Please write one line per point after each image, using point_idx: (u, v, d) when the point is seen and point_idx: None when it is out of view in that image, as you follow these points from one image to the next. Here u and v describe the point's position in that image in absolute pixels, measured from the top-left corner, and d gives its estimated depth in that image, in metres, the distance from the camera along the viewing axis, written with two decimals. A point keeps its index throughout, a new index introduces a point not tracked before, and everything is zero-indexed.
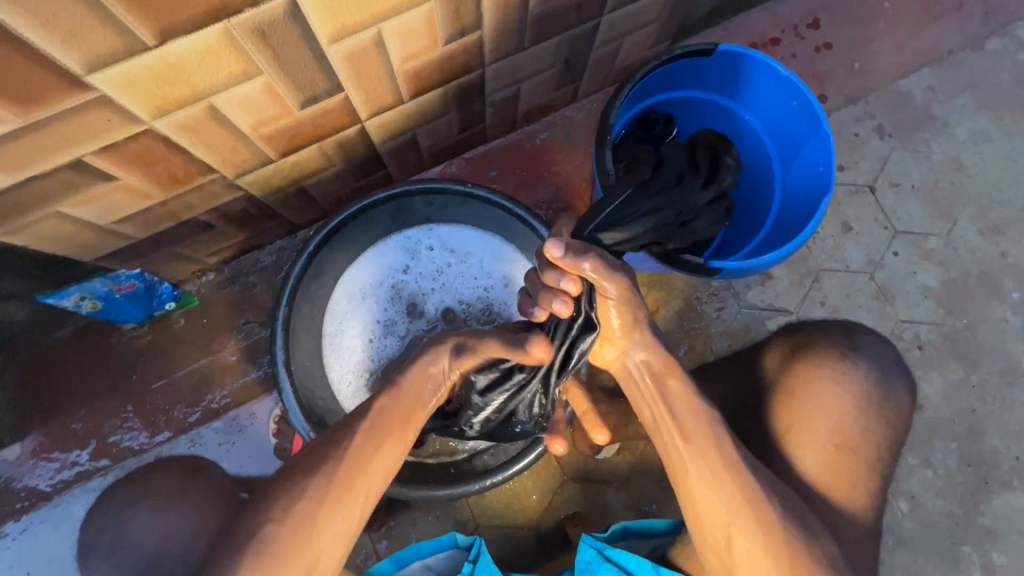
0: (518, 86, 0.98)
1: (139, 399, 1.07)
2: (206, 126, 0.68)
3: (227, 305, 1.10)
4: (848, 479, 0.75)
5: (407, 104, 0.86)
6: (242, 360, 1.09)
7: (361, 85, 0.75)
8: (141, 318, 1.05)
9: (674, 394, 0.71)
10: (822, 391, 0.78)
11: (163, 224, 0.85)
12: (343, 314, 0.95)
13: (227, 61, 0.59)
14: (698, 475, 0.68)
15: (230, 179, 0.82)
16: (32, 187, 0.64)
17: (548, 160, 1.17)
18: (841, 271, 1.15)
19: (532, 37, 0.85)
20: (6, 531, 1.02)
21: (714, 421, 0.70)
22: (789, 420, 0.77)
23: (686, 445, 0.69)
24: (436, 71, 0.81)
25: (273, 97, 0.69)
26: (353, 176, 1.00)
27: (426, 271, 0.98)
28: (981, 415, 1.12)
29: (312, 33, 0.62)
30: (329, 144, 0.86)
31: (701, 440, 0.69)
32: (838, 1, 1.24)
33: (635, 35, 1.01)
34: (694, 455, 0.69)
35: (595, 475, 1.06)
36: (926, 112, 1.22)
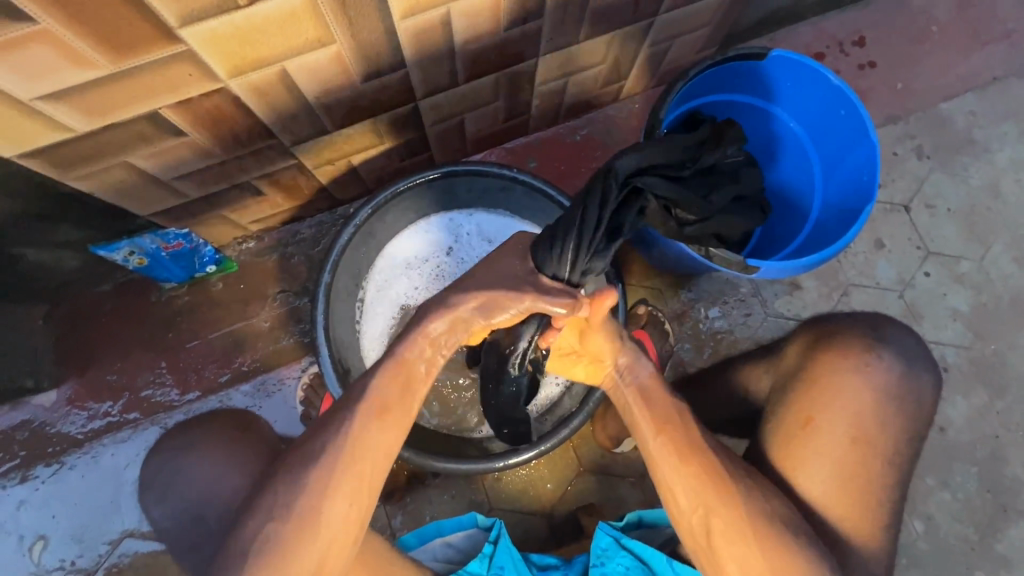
0: (567, 79, 1.01)
1: (173, 357, 1.10)
2: (275, 90, 0.70)
3: (264, 273, 1.13)
4: (864, 474, 0.75)
5: (461, 87, 0.89)
6: (274, 327, 1.12)
7: (422, 63, 0.77)
8: (182, 278, 1.08)
9: (647, 387, 0.74)
10: (849, 385, 0.78)
11: (217, 185, 0.88)
12: (383, 282, 1.00)
13: (305, 27, 0.62)
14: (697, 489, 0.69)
15: (287, 146, 0.84)
16: (108, 135, 0.67)
17: (586, 156, 1.19)
18: (871, 287, 1.16)
19: (587, 30, 0.87)
20: (36, 473, 1.05)
21: (680, 411, 0.72)
22: (806, 409, 0.78)
23: (657, 440, 0.71)
24: (494, 56, 0.83)
25: (341, 68, 0.71)
26: (399, 155, 1.02)
27: (468, 256, 1.01)
28: (1004, 442, 1.11)
29: (388, 7, 0.64)
30: (382, 121, 0.89)
31: (670, 433, 0.71)
32: (886, 21, 1.25)
33: (684, 38, 1.03)
34: (662, 450, 0.70)
35: (612, 469, 1.07)
36: (967, 136, 1.22)
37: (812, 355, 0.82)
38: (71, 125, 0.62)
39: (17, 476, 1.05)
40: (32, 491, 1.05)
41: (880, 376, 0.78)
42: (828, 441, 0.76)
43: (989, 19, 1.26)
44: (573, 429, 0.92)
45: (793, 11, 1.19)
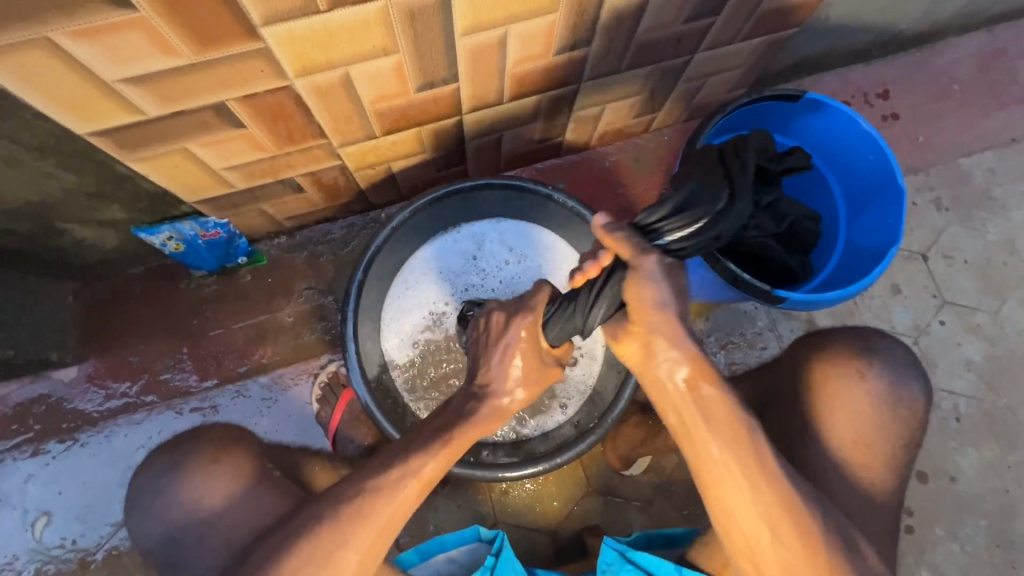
0: (604, 106, 1.05)
1: (196, 343, 1.11)
2: (335, 93, 0.74)
3: (292, 268, 1.15)
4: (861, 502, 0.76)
5: (505, 105, 0.92)
6: (297, 322, 1.14)
7: (473, 79, 0.81)
8: (213, 267, 1.10)
9: (708, 399, 0.65)
10: (837, 407, 0.78)
11: (263, 179, 0.91)
12: (415, 284, 1.01)
13: (374, 35, 0.66)
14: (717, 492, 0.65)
15: (335, 147, 0.88)
16: (175, 121, 0.70)
17: (615, 181, 1.22)
18: (887, 330, 1.17)
19: (630, 62, 0.91)
20: (48, 448, 1.06)
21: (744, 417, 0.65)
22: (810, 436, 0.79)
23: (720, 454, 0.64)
24: (540, 78, 0.87)
25: (399, 76, 0.75)
26: (435, 165, 1.06)
27: (492, 267, 1.03)
28: (1014, 496, 1.10)
29: (452, 23, 0.68)
30: (426, 131, 0.92)
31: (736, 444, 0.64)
32: (910, 76, 1.30)
33: (718, 76, 1.08)
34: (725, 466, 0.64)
35: (620, 491, 1.07)
36: (985, 192, 1.26)
37: (801, 368, 0.83)
38: (144, 108, 0.66)
39: (30, 449, 1.06)
40: (42, 466, 1.05)
41: (899, 416, 0.79)
42: (842, 475, 0.76)
43: (1010, 83, 1.30)
44: (590, 445, 0.93)
45: (823, 60, 1.24)
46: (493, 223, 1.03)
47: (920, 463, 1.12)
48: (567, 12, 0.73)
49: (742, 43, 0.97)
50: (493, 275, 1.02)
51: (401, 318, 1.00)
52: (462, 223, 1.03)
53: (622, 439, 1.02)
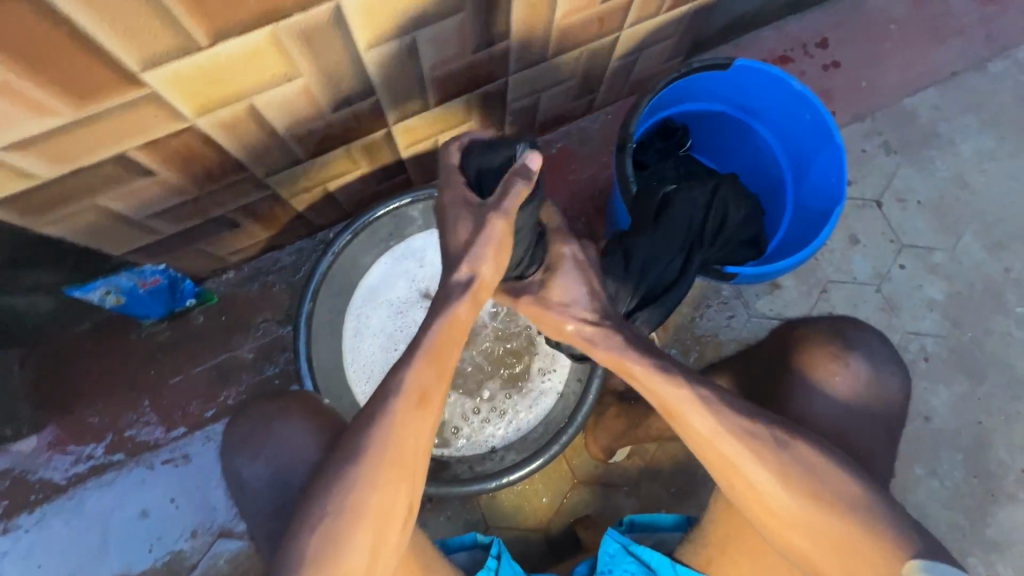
0: (538, 95, 1.02)
1: (157, 394, 1.08)
2: (244, 125, 0.70)
3: (246, 302, 1.12)
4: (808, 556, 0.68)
5: (433, 110, 0.89)
6: (258, 357, 1.11)
7: (390, 90, 0.78)
8: (162, 314, 1.06)
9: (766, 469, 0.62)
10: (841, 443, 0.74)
11: (192, 220, 0.87)
12: (366, 313, 0.99)
13: (271, 64, 0.62)
14: (726, 467, 0.64)
15: (260, 178, 0.84)
16: (75, 179, 0.66)
17: (563, 169, 1.20)
18: (849, 282, 1.18)
19: (554, 49, 0.88)
20: (19, 522, 1.03)
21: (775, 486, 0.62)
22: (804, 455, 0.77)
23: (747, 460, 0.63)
24: (463, 78, 0.84)
25: (308, 99, 0.71)
26: (375, 179, 1.03)
27: (430, 278, 1.01)
28: (987, 427, 1.13)
29: (353, 40, 0.65)
30: (355, 147, 0.89)
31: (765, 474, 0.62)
32: (847, 22, 1.28)
33: (652, 49, 1.05)
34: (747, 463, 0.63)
35: (606, 478, 1.08)
36: (931, 129, 1.26)
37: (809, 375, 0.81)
38: (34, 171, 0.62)
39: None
40: (15, 541, 1.02)
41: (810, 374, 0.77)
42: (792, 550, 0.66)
43: (945, 16, 1.30)
44: (564, 445, 0.92)
45: (758, 17, 1.21)
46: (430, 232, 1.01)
47: None
48: (475, 9, 0.70)
49: (666, 15, 0.95)
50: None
51: (355, 351, 0.97)
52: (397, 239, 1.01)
53: (602, 429, 1.03)
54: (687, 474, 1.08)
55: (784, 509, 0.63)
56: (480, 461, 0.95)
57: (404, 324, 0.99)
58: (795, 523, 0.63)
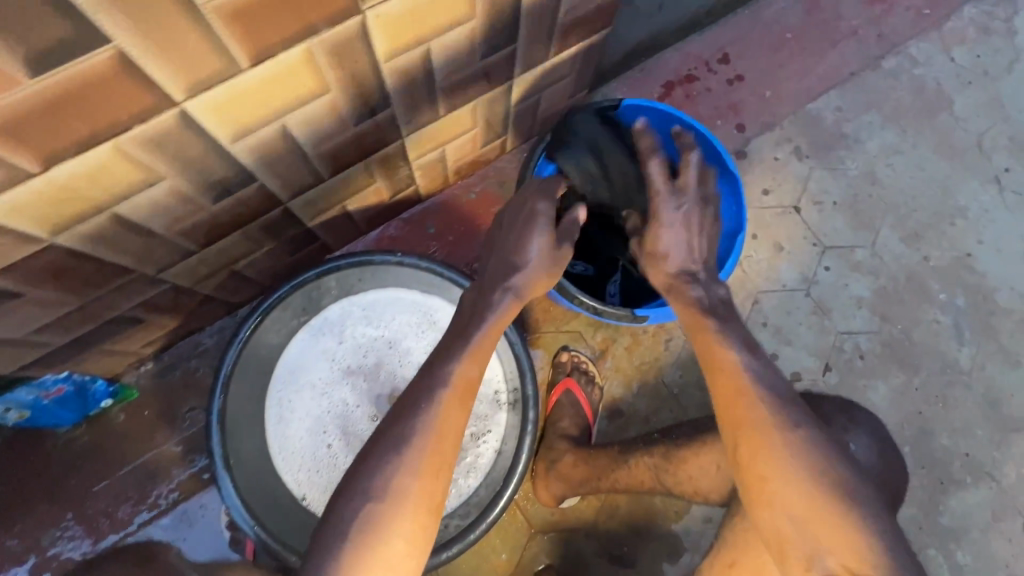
0: (443, 148, 1.00)
1: (80, 504, 1.02)
2: (114, 233, 0.67)
3: (169, 393, 1.07)
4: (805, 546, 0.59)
5: (330, 181, 0.86)
6: (188, 449, 1.05)
7: (274, 173, 0.75)
8: (76, 419, 1.01)
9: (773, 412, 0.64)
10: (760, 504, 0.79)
11: (86, 326, 0.82)
12: (289, 400, 0.95)
13: (124, 174, 0.59)
14: (731, 409, 0.66)
15: (152, 275, 0.81)
16: None
17: (485, 212, 1.18)
18: (779, 290, 1.19)
19: (445, 107, 0.87)
20: None
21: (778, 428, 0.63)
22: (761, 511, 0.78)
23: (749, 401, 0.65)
24: (353, 149, 0.82)
25: (181, 197, 0.68)
26: (286, 251, 1.00)
27: (354, 352, 0.98)
28: (928, 416, 1.15)
29: (213, 138, 0.62)
30: (253, 228, 0.86)
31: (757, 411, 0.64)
32: (744, 35, 1.31)
33: (552, 89, 1.05)
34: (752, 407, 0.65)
35: (562, 523, 1.06)
36: (837, 131, 1.29)
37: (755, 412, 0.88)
38: None
39: None
40: None
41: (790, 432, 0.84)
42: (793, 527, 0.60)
43: (836, 20, 1.34)
44: (500, 511, 0.90)
45: (657, 41, 1.23)
46: (345, 304, 0.98)
47: None
48: (343, 88, 0.68)
49: (557, 58, 0.95)
50: (377, 372, 0.98)
51: (281, 440, 0.93)
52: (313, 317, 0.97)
53: (554, 477, 1.00)
54: (645, 508, 1.07)
55: (784, 454, 0.62)
56: None
57: (332, 404, 0.96)
58: (797, 475, 0.60)
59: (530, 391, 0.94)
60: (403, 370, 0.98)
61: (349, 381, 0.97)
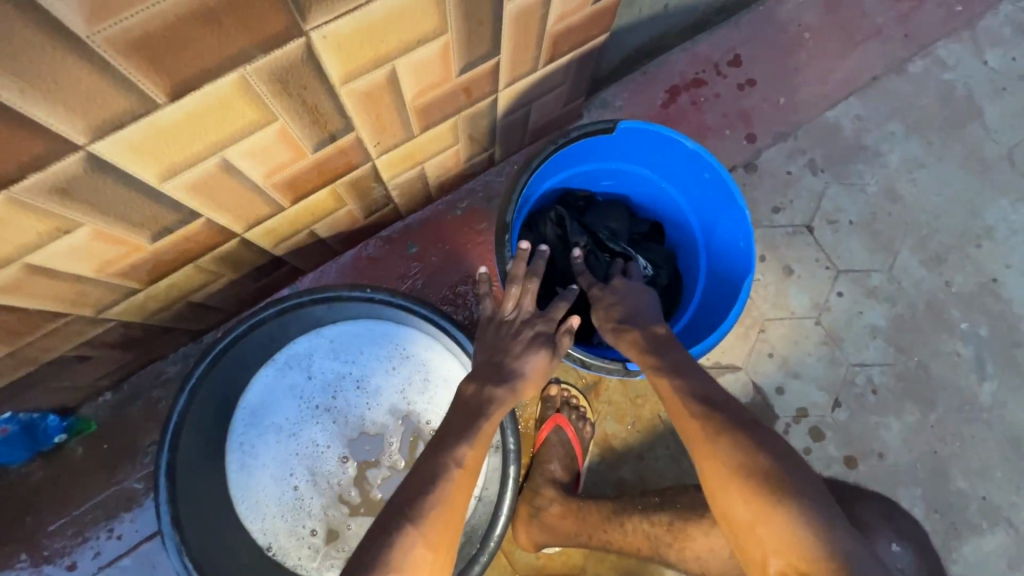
0: (422, 166, 0.91)
1: (36, 543, 0.96)
2: (33, 281, 0.59)
3: (130, 425, 1.00)
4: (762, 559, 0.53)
5: (291, 209, 0.78)
6: (151, 485, 0.98)
7: (222, 207, 0.67)
8: (28, 455, 0.94)
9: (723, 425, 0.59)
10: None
11: (22, 369, 0.75)
12: (252, 442, 0.88)
13: (25, 223, 0.51)
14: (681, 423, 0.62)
15: (92, 315, 0.72)
16: None
17: (471, 230, 1.09)
18: (788, 317, 1.11)
19: (420, 126, 0.78)
20: None
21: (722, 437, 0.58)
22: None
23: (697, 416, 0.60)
24: (316, 176, 0.73)
25: (111, 240, 0.60)
26: (250, 279, 0.91)
27: (323, 388, 0.90)
28: (943, 456, 1.07)
29: (133, 178, 0.53)
30: (206, 261, 0.77)
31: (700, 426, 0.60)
32: (757, 35, 1.20)
33: (542, 100, 0.95)
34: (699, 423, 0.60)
35: (548, 569, 0.99)
36: (856, 142, 1.19)
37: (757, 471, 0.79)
38: None
39: None
40: None
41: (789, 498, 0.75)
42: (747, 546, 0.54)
43: (859, 18, 1.23)
44: (479, 573, 0.78)
45: (661, 42, 1.12)
46: (314, 336, 0.91)
47: (847, 448, 1.07)
48: (294, 115, 0.59)
49: (547, 68, 0.85)
50: (347, 413, 0.90)
51: (244, 484, 0.86)
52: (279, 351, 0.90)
53: (538, 526, 0.94)
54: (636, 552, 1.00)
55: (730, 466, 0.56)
56: None
57: (299, 446, 0.89)
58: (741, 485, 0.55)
59: (511, 446, 0.81)
60: (373, 407, 0.90)
61: (318, 421, 0.89)
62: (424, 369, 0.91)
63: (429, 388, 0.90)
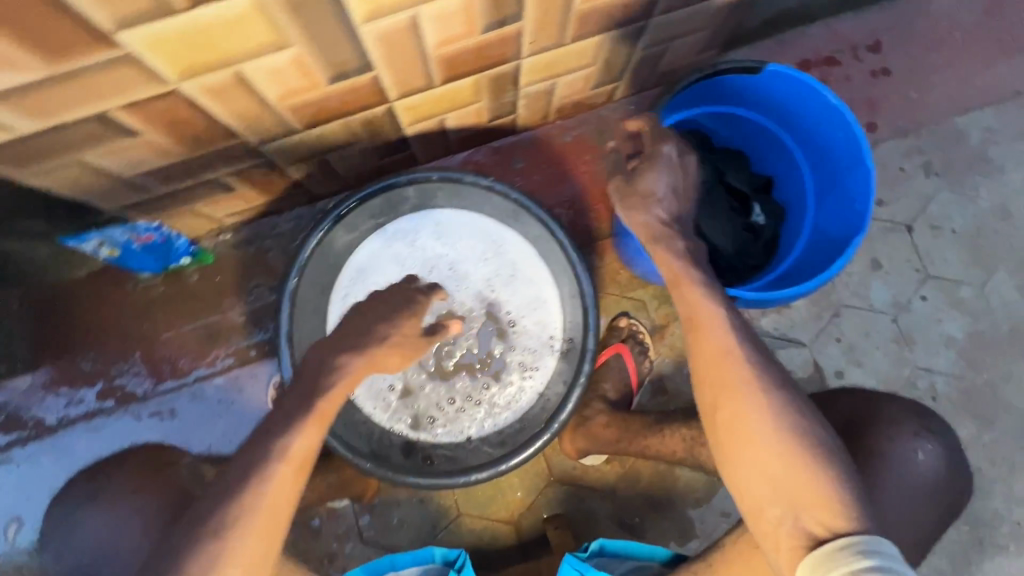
0: (554, 81, 0.96)
1: (148, 346, 1.09)
2: (233, 92, 0.67)
3: (242, 265, 1.11)
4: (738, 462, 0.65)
5: (438, 88, 0.84)
6: (250, 322, 1.10)
7: (392, 66, 0.73)
8: (157, 269, 1.07)
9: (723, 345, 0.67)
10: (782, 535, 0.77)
11: (185, 181, 0.85)
12: (352, 296, 0.97)
13: (257, 31, 0.58)
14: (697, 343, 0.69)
15: (254, 146, 0.81)
16: (54, 136, 0.64)
17: (577, 158, 1.14)
18: (864, 308, 1.12)
19: (573, 34, 0.82)
20: (12, 456, 1.06)
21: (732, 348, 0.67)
22: None
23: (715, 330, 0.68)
24: (472, 59, 0.79)
25: (302, 71, 0.68)
26: (377, 154, 0.99)
27: (422, 264, 0.99)
28: (988, 475, 1.08)
29: (348, 11, 0.60)
30: (354, 121, 0.85)
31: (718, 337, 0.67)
32: (904, 25, 1.17)
33: (681, 41, 0.97)
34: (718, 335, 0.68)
35: (581, 479, 1.08)
36: (980, 153, 1.16)
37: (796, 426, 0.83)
38: (12, 125, 0.60)
39: None
40: (8, 473, 1.06)
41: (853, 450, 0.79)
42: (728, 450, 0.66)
43: (1018, 27, 1.17)
44: (538, 450, 0.90)
45: (806, 11, 1.11)
46: (423, 215, 0.99)
47: None
48: None
49: (701, 4, 0.87)
50: (440, 290, 0.99)
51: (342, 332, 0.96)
52: (389, 222, 0.99)
53: (582, 434, 1.01)
54: (665, 486, 1.08)
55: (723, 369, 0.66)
56: (448, 455, 0.94)
57: None
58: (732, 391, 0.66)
59: (591, 346, 0.92)
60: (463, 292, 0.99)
61: None
62: (516, 270, 0.99)
63: (517, 289, 0.99)
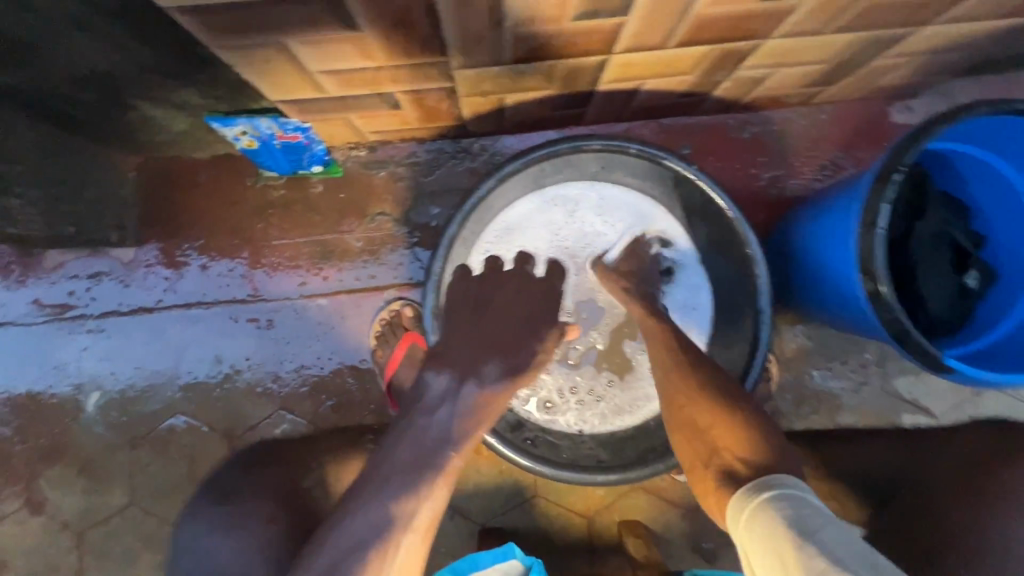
0: (776, 70, 0.84)
1: (257, 248, 1.04)
2: (478, 5, 0.57)
3: (369, 187, 1.03)
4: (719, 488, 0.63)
5: (667, 50, 0.73)
6: (365, 249, 1.03)
7: (646, 15, 0.63)
8: (285, 170, 0.99)
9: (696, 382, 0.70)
10: None
11: (360, 89, 0.77)
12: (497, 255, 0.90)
13: None
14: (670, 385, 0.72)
15: (452, 67, 0.72)
16: (275, 10, 0.55)
17: (750, 158, 1.03)
18: (1010, 395, 1.03)
19: (841, 23, 0.70)
20: (104, 326, 1.03)
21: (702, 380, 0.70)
22: None
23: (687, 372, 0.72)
24: (724, 27, 0.68)
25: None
26: (554, 104, 0.89)
27: (575, 238, 0.92)
28: None
29: None
30: (561, 65, 0.75)
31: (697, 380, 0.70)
32: None
33: (929, 58, 0.85)
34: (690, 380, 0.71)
35: (665, 493, 1.03)
36: None
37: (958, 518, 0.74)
38: None
39: (86, 322, 1.03)
40: (97, 342, 1.04)
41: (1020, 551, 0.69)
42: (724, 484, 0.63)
43: None
44: (670, 467, 0.81)
45: None
46: (586, 184, 0.91)
47: None
48: None
49: (986, 22, 0.74)
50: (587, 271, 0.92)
51: None
52: (549, 183, 0.91)
53: None
54: None
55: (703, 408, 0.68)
56: (553, 443, 0.89)
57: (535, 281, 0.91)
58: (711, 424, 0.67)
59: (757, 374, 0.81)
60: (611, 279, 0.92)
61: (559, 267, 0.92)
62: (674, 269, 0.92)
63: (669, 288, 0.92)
